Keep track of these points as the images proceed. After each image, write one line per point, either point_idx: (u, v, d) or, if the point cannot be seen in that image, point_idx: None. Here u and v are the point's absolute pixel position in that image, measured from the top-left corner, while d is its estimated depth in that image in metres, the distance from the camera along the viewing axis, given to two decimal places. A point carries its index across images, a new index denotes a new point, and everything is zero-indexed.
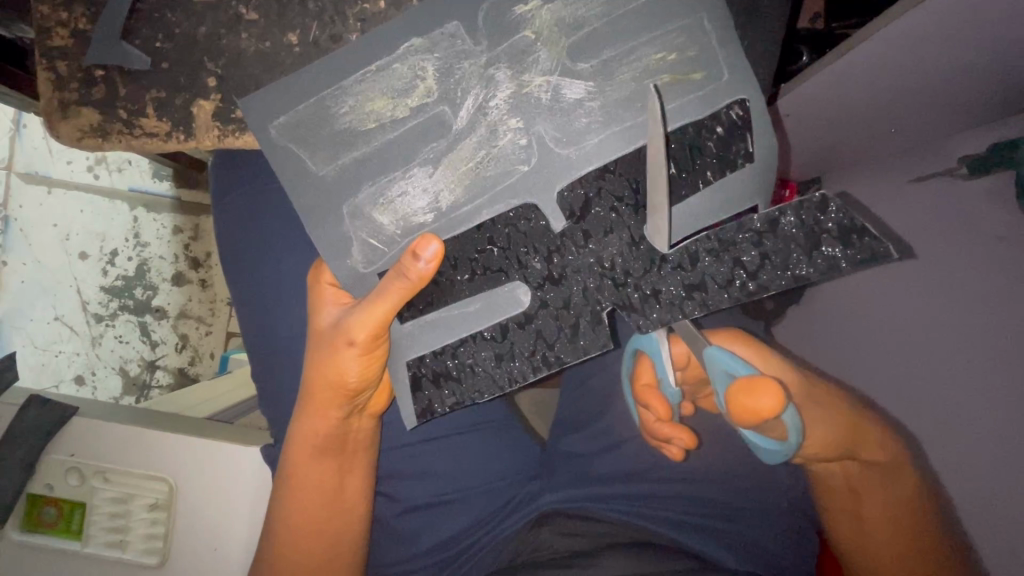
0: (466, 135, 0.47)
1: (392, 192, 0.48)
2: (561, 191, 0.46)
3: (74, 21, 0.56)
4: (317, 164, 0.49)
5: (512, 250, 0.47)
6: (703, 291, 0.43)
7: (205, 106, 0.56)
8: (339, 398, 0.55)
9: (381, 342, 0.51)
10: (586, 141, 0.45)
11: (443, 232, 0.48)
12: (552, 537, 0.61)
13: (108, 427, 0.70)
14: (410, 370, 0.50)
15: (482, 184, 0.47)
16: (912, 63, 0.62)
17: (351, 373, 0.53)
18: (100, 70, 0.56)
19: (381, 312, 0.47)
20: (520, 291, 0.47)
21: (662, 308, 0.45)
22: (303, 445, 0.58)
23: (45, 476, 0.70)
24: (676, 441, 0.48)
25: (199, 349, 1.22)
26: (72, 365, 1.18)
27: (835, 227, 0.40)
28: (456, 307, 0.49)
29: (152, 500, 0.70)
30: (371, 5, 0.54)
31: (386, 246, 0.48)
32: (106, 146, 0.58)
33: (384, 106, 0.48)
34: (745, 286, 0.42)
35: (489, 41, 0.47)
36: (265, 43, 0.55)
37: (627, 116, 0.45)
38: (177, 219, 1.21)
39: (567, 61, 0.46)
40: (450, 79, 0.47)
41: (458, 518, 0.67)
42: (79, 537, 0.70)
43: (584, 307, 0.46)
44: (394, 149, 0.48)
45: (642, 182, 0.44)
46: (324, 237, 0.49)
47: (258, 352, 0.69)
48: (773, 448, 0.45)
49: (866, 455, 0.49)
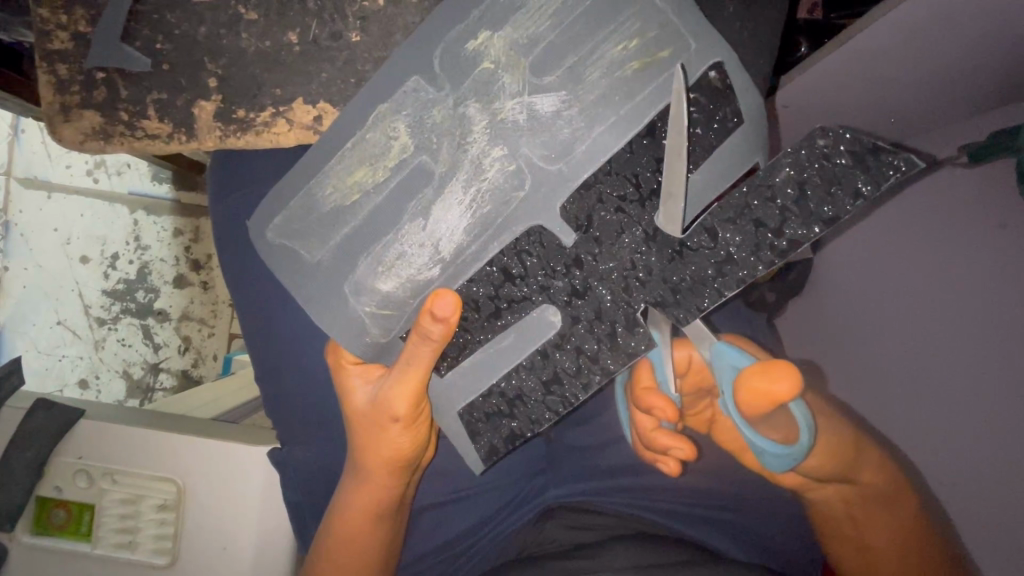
0: (450, 178, 0.46)
1: (390, 256, 0.47)
2: (564, 206, 0.45)
3: (74, 23, 0.56)
4: (312, 252, 0.49)
5: (530, 275, 0.47)
6: (734, 266, 0.43)
7: (207, 107, 0.56)
8: (392, 467, 0.57)
9: (423, 405, 0.53)
10: (575, 151, 0.44)
11: (454, 279, 0.48)
12: (558, 530, 0.63)
13: (116, 429, 0.70)
14: (463, 418, 0.52)
15: (481, 220, 0.46)
16: (931, 45, 0.61)
17: (404, 443, 0.55)
18: (101, 72, 0.56)
19: (419, 375, 0.49)
20: (549, 312, 0.48)
21: (695, 294, 0.45)
22: (357, 511, 0.59)
23: (54, 478, 0.71)
24: (675, 450, 0.46)
25: (202, 351, 1.23)
26: (76, 368, 1.18)
27: (846, 158, 0.39)
28: (492, 345, 0.50)
29: (161, 500, 0.70)
30: (370, 3, 0.54)
31: (398, 311, 0.49)
32: (109, 149, 0.58)
33: (363, 176, 0.47)
34: (775, 244, 0.42)
35: (452, 84, 0.45)
36: (265, 42, 0.55)
37: (607, 112, 0.44)
38: (177, 222, 1.21)
39: (532, 79, 0.44)
40: (422, 129, 0.46)
41: (468, 512, 0.67)
42: (89, 539, 0.70)
43: (615, 311, 0.47)
44: (383, 211, 0.47)
45: (642, 173, 0.44)
46: (330, 312, 0.49)
47: (266, 351, 0.70)
48: (780, 454, 0.44)
49: (862, 480, 0.50)
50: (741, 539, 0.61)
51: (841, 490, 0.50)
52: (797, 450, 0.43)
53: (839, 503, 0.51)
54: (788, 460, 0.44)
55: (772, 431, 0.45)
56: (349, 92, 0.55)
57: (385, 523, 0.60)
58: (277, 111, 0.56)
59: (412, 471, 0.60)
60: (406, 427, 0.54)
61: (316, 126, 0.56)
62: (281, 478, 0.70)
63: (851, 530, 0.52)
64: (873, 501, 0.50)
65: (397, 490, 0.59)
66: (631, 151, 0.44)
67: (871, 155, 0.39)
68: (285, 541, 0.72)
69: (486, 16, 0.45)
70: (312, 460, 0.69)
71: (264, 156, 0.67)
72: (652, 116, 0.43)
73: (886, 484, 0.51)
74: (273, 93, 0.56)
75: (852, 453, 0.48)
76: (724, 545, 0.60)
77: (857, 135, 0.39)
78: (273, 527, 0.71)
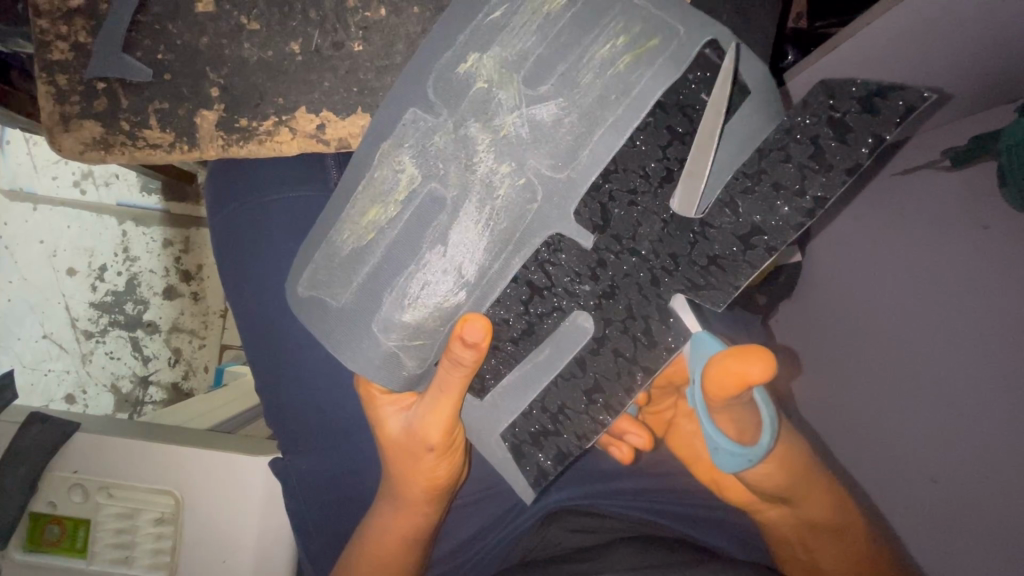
0: (464, 203, 0.46)
1: (414, 289, 0.47)
2: (577, 211, 0.46)
3: (74, 34, 0.56)
4: (336, 296, 0.49)
5: (557, 284, 0.48)
6: (763, 235, 0.44)
7: (208, 116, 0.57)
8: (432, 495, 0.58)
9: (457, 433, 0.54)
10: (580, 155, 0.45)
11: (481, 300, 0.49)
12: (561, 533, 0.63)
13: (109, 443, 0.69)
14: (507, 440, 0.53)
15: (500, 237, 0.47)
16: (922, 54, 0.62)
17: (441, 471, 0.56)
18: (101, 82, 0.56)
19: (449, 402, 0.50)
20: (581, 317, 0.49)
21: (727, 271, 0.45)
22: (389, 538, 0.59)
23: (47, 494, 0.69)
24: (633, 436, 0.54)
25: (193, 363, 1.23)
26: (63, 383, 1.15)
27: (855, 105, 0.41)
28: (526, 363, 0.51)
29: (158, 514, 0.69)
30: (371, 13, 0.54)
31: (430, 339, 0.49)
32: (109, 159, 0.58)
33: (376, 214, 0.48)
34: (800, 205, 0.42)
35: (449, 108, 0.46)
36: (268, 51, 0.55)
37: (605, 115, 0.45)
38: (166, 233, 1.22)
39: (527, 91, 0.45)
40: (427, 157, 0.46)
41: (472, 519, 0.68)
42: (84, 555, 0.69)
43: (648, 306, 0.47)
44: (402, 245, 0.47)
45: (647, 167, 0.45)
46: (354, 348, 0.49)
47: (268, 361, 0.70)
48: (734, 452, 0.45)
49: (810, 509, 0.54)
50: (733, 537, 0.63)
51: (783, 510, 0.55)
52: (753, 450, 0.44)
53: (790, 525, 0.56)
54: (742, 458, 0.45)
55: (732, 428, 0.45)
56: (351, 101, 0.56)
57: (417, 548, 0.61)
58: (280, 120, 0.56)
59: (448, 496, 0.61)
60: (442, 455, 0.55)
61: (319, 134, 0.56)
62: (281, 487, 0.70)
63: (800, 553, 0.57)
64: (822, 533, 0.55)
65: (434, 515, 0.60)
66: (632, 143, 0.45)
67: (879, 96, 0.40)
68: (285, 554, 0.71)
69: (471, 41, 0.46)
70: (315, 467, 0.69)
71: (269, 166, 0.68)
72: (651, 105, 0.44)
73: (836, 521, 0.55)
74: (276, 101, 0.56)
75: (804, 476, 0.51)
76: (709, 535, 0.62)
77: (860, 82, 0.41)
78: (272, 538, 0.70)
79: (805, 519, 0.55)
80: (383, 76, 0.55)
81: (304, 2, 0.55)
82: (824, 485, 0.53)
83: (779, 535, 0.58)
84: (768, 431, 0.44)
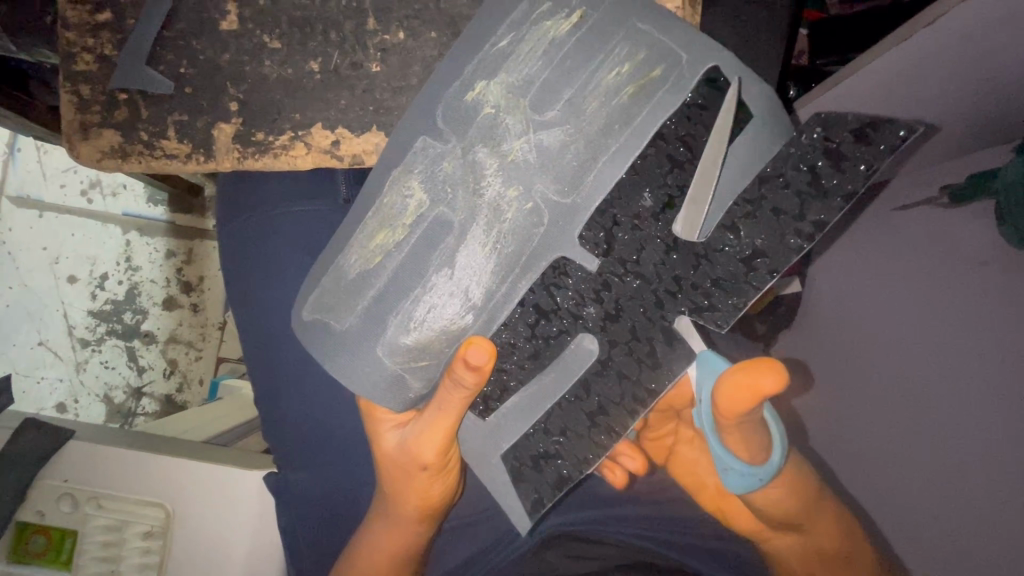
0: (472, 226, 0.48)
1: (419, 313, 0.48)
2: (582, 235, 0.47)
3: (100, 46, 0.57)
4: (339, 319, 0.49)
5: (563, 307, 0.48)
6: (765, 257, 0.44)
7: (226, 129, 0.58)
8: (424, 514, 0.57)
9: (452, 453, 0.53)
10: (584, 181, 0.47)
11: (490, 322, 0.49)
12: (558, 559, 0.60)
13: (101, 453, 0.68)
14: (507, 463, 0.52)
15: (507, 260, 0.48)
16: (926, 98, 0.63)
17: (435, 489, 0.56)
18: (123, 93, 0.57)
19: (448, 421, 0.49)
20: (587, 340, 0.49)
21: (731, 293, 0.45)
22: (377, 556, 0.58)
23: (35, 503, 0.68)
24: (627, 460, 0.55)
25: (188, 375, 1.19)
26: (55, 391, 1.16)
27: (849, 134, 0.42)
28: (532, 385, 0.51)
29: (147, 528, 0.68)
30: (391, 36, 0.56)
31: (434, 360, 0.49)
32: (125, 167, 0.58)
33: (384, 238, 0.48)
34: (800, 229, 0.43)
35: (457, 135, 0.47)
36: (287, 69, 0.57)
37: (608, 141, 0.46)
38: (170, 243, 1.19)
39: (534, 116, 0.47)
40: (436, 182, 0.48)
41: (467, 542, 0.67)
42: (68, 567, 0.67)
43: (650, 328, 0.47)
44: (409, 268, 0.48)
45: (651, 190, 0.46)
46: (356, 371, 0.49)
47: (268, 374, 0.70)
48: (745, 471, 0.45)
49: (819, 536, 0.53)
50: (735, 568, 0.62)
51: (793, 538, 0.55)
52: (764, 468, 0.44)
53: (797, 553, 0.55)
54: (753, 478, 0.45)
55: (742, 449, 0.45)
56: (367, 119, 0.57)
57: (409, 566, 0.60)
58: (296, 135, 0.57)
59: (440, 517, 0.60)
60: (434, 474, 0.54)
61: (333, 150, 0.57)
62: (275, 504, 0.69)
63: None
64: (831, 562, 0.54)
65: (425, 535, 0.59)
66: (634, 171, 0.46)
67: (871, 128, 0.42)
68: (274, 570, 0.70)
69: (479, 70, 0.47)
70: (310, 484, 0.68)
71: (279, 180, 0.69)
72: (652, 133, 0.46)
73: (844, 549, 0.54)
74: (292, 117, 0.57)
75: (815, 505, 0.51)
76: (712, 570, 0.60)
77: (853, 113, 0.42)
78: (265, 552, 0.69)
79: (814, 548, 0.54)
80: (399, 97, 0.57)
81: (324, 24, 0.56)
82: (834, 515, 0.53)
83: (787, 570, 0.56)
84: (777, 447, 0.44)
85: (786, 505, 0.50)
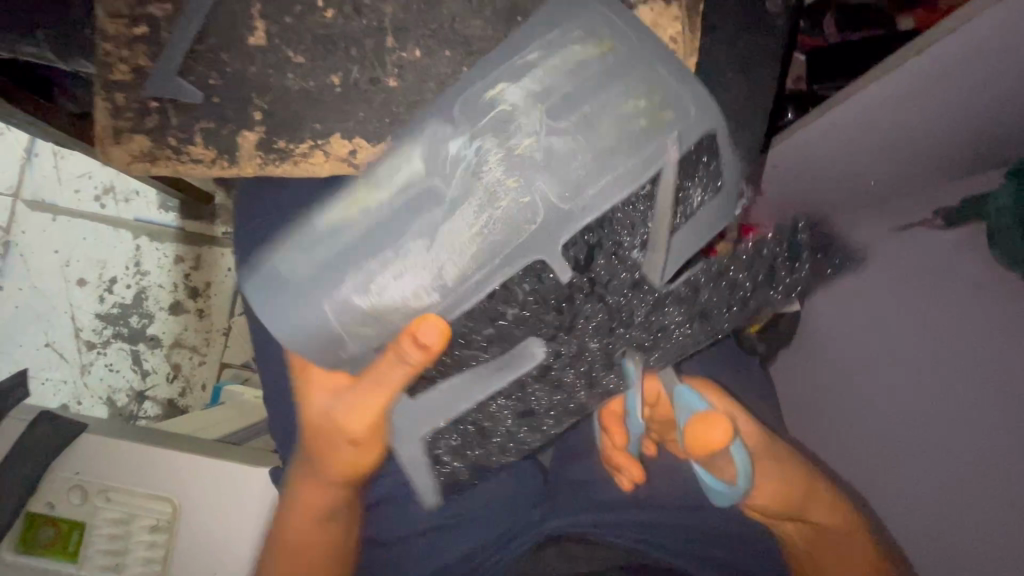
0: (460, 205, 0.50)
1: (381, 277, 0.51)
2: (565, 242, 0.53)
3: (135, 57, 0.60)
4: (297, 264, 0.52)
5: (521, 309, 0.56)
6: (708, 316, 0.64)
7: (249, 137, 0.61)
8: (348, 478, 0.62)
9: (380, 426, 0.58)
10: (586, 195, 0.51)
11: (455, 303, 0.53)
12: (557, 557, 0.68)
13: (110, 448, 0.70)
14: (428, 441, 0.60)
15: (489, 249, 0.51)
16: (919, 133, 0.66)
17: (361, 456, 0.60)
18: (154, 101, 0.61)
19: (385, 392, 0.54)
20: (535, 344, 0.58)
21: (679, 337, 0.63)
22: (304, 513, 0.63)
23: (47, 494, 0.69)
24: (628, 468, 0.68)
25: (191, 379, 1.22)
26: (59, 391, 1.18)
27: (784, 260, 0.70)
28: (472, 372, 0.58)
29: (154, 521, 0.69)
30: (408, 54, 0.60)
31: (382, 330, 0.53)
32: (153, 170, 0.62)
33: (370, 198, 0.51)
34: (738, 303, 0.65)
35: (467, 122, 0.50)
36: (310, 82, 0.60)
37: (618, 163, 0.51)
38: (179, 250, 1.22)
39: (548, 119, 0.50)
40: (437, 158, 0.50)
41: (463, 539, 0.70)
42: (75, 559, 0.69)
43: (608, 343, 0.61)
44: (384, 233, 0.50)
45: (627, 234, 0.55)
46: (307, 313, 0.53)
47: (275, 374, 0.72)
48: (722, 489, 0.60)
49: (817, 518, 0.63)
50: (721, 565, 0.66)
51: (800, 526, 0.64)
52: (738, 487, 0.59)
53: (801, 534, 0.65)
54: (727, 496, 0.60)
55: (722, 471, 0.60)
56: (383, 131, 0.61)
57: (330, 527, 0.65)
58: (315, 144, 0.62)
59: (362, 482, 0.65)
60: (361, 444, 0.58)
61: (350, 158, 0.62)
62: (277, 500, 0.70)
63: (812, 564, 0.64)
64: (826, 535, 0.63)
65: (346, 496, 0.64)
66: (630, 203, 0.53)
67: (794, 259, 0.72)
68: None
69: (505, 73, 0.50)
70: None
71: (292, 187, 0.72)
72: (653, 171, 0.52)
73: (846, 524, 0.63)
74: (314, 127, 0.61)
75: (802, 495, 0.62)
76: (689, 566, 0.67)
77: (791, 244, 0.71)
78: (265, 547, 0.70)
79: (816, 526, 0.64)
80: (414, 110, 0.61)
81: (345, 40, 0.59)
82: (827, 496, 0.64)
83: (796, 551, 0.66)
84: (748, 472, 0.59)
85: (772, 498, 0.61)
